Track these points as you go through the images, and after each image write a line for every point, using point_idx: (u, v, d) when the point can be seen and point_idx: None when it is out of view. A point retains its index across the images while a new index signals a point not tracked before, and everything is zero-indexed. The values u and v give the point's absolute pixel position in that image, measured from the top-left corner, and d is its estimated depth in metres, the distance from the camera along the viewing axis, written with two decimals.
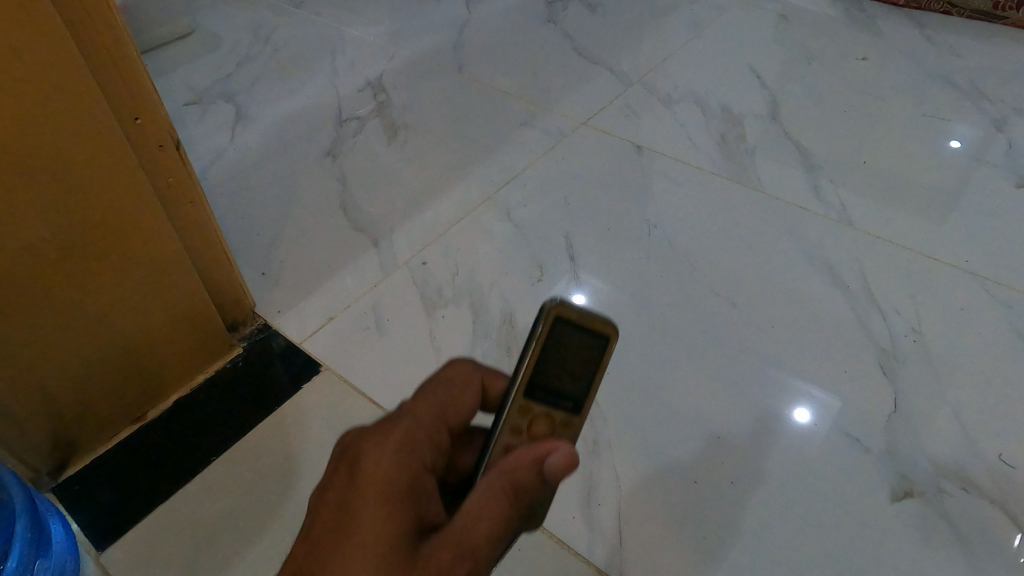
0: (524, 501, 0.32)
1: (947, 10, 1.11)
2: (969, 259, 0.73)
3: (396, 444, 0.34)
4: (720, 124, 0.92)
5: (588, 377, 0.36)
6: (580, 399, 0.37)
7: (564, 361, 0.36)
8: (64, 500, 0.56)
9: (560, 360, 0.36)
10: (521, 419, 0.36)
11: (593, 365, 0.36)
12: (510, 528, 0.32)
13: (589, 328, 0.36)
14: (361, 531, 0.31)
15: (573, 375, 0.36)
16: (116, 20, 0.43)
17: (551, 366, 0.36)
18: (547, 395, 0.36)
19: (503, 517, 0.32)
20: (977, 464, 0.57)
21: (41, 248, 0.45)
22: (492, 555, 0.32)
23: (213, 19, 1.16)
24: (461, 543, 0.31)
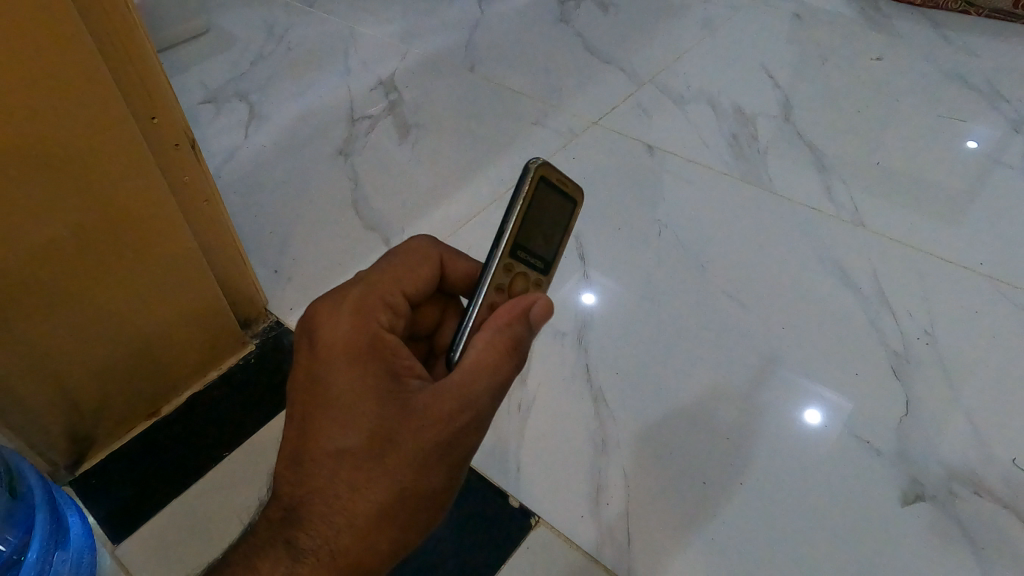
0: (517, 350, 0.39)
1: (965, 9, 1.10)
2: (984, 261, 0.72)
3: (371, 316, 0.40)
4: (732, 124, 0.91)
5: (556, 244, 0.46)
6: (549, 263, 0.46)
7: (535, 224, 0.43)
8: (81, 493, 0.57)
9: (533, 223, 0.43)
10: (502, 278, 0.42)
11: (561, 230, 0.46)
12: (508, 379, 0.39)
13: (565, 194, 0.45)
14: (370, 391, 0.37)
15: (546, 241, 0.45)
16: (134, 21, 0.44)
17: (528, 232, 0.43)
18: (526, 257, 0.43)
19: (501, 370, 0.38)
20: (989, 468, 0.57)
21: (61, 245, 0.46)
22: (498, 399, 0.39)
23: (227, 18, 1.17)
24: (467, 390, 0.37)
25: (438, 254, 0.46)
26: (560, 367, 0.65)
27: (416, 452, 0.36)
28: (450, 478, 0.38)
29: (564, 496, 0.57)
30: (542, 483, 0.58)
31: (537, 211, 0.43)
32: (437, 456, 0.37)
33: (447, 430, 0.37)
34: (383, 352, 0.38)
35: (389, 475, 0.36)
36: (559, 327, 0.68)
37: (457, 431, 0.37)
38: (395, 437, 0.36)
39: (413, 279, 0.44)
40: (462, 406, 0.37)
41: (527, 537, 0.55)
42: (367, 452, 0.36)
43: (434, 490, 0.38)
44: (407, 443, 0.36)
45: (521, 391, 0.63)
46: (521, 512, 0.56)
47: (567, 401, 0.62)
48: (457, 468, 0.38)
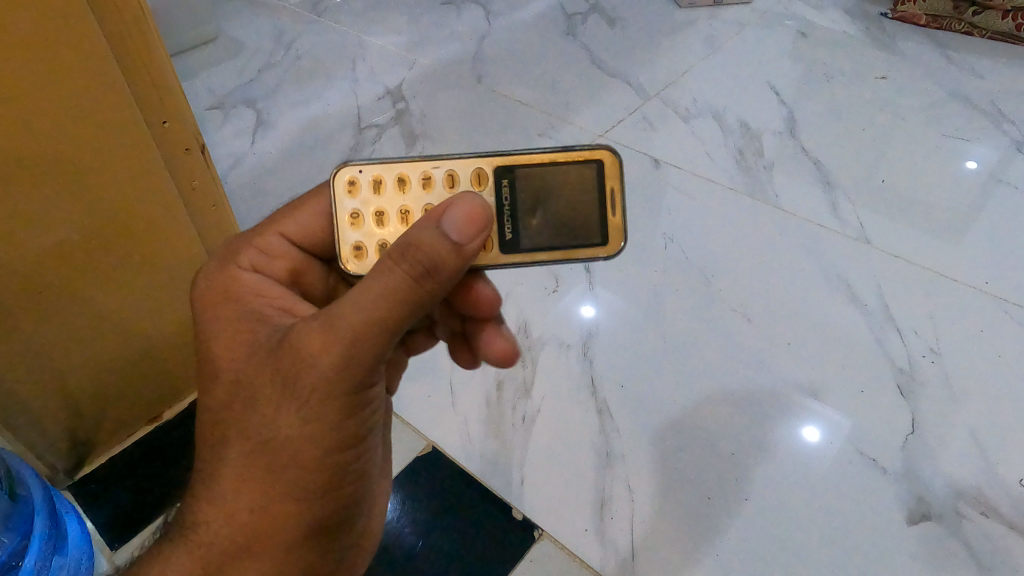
0: (415, 268, 0.33)
1: (970, 31, 1.11)
2: (989, 281, 0.73)
3: (239, 256, 0.42)
4: (738, 140, 0.92)
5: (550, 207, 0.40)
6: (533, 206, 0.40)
7: (558, 223, 0.40)
8: (80, 497, 0.57)
9: (579, 216, 0.40)
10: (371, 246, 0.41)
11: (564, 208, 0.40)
12: (394, 310, 0.33)
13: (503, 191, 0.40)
14: (229, 328, 0.38)
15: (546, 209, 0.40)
16: (148, 25, 0.44)
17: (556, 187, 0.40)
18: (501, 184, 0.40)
19: (381, 295, 0.33)
20: (997, 489, 0.57)
21: (68, 249, 0.46)
22: (377, 334, 0.33)
23: (236, 25, 1.18)
24: (332, 318, 0.33)
25: (333, 188, 0.45)
26: (565, 378, 0.65)
27: (268, 391, 0.35)
28: (324, 428, 0.35)
29: (568, 509, 0.56)
30: (545, 494, 0.57)
31: (580, 206, 0.40)
32: (289, 395, 0.34)
33: (302, 365, 0.33)
34: (253, 296, 0.40)
35: (247, 420, 0.35)
36: (564, 340, 0.68)
37: (311, 370, 0.33)
38: (244, 379, 0.36)
39: (304, 218, 0.44)
40: (322, 338, 0.33)
41: (529, 550, 0.55)
42: (222, 394, 0.36)
43: (301, 443, 0.35)
44: (260, 381, 0.35)
45: (526, 402, 0.63)
46: (524, 525, 0.56)
47: (571, 413, 0.62)
48: (328, 415, 0.34)
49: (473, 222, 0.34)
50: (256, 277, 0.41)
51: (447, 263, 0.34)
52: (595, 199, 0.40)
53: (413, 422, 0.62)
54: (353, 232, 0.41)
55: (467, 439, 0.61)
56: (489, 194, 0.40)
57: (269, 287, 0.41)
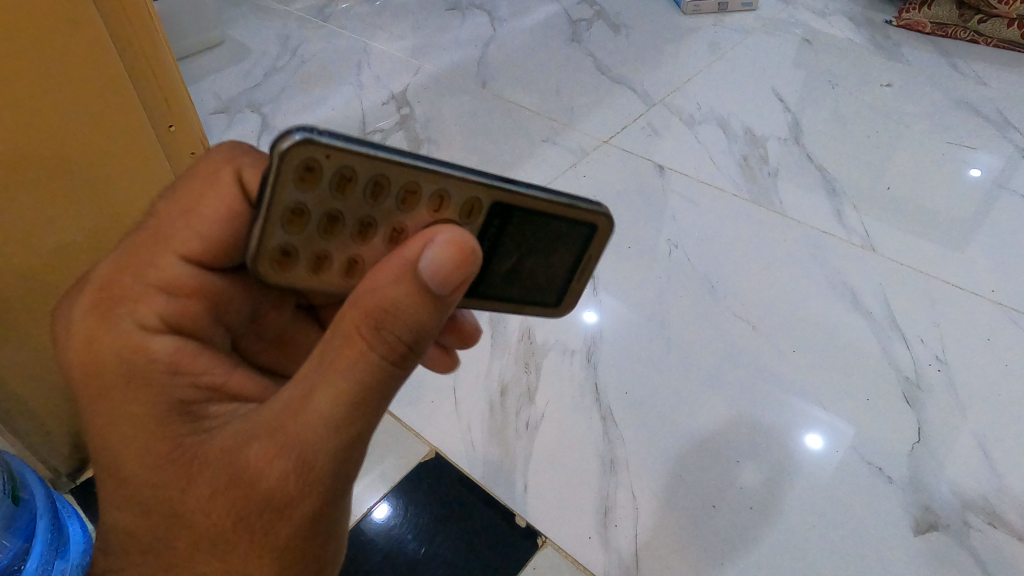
0: (394, 351, 0.31)
1: (975, 39, 1.11)
2: (995, 288, 0.72)
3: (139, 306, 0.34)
4: (743, 146, 0.92)
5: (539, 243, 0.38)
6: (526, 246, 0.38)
7: (531, 278, 0.39)
8: (82, 501, 0.57)
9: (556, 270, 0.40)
10: (304, 258, 0.32)
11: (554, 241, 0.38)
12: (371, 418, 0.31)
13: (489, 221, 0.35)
14: (150, 447, 0.31)
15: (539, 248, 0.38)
16: (156, 32, 0.44)
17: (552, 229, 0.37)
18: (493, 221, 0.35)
19: (351, 415, 0.30)
20: (1004, 499, 0.56)
21: (76, 253, 0.47)
22: (350, 459, 0.31)
23: (242, 30, 1.18)
24: (299, 435, 0.30)
25: (234, 172, 0.37)
26: (569, 385, 0.65)
27: (228, 532, 0.30)
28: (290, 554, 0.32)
29: (572, 516, 0.56)
30: (548, 501, 0.57)
31: (563, 260, 0.39)
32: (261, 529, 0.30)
33: (264, 493, 0.30)
34: (162, 372, 0.33)
35: (221, 572, 0.31)
36: (568, 346, 0.68)
37: (280, 505, 0.30)
38: (179, 513, 0.30)
39: (205, 230, 0.36)
40: (291, 461, 0.30)
41: (533, 558, 0.54)
42: (180, 539, 0.31)
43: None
44: (220, 520, 0.30)
45: (529, 408, 0.63)
46: (527, 532, 0.56)
47: (574, 419, 0.62)
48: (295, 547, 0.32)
49: (461, 270, 0.31)
50: (168, 339, 0.34)
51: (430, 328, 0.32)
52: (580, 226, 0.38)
53: (415, 427, 0.62)
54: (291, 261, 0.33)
55: (470, 446, 0.61)
56: (477, 229, 0.35)
57: (193, 357, 0.34)
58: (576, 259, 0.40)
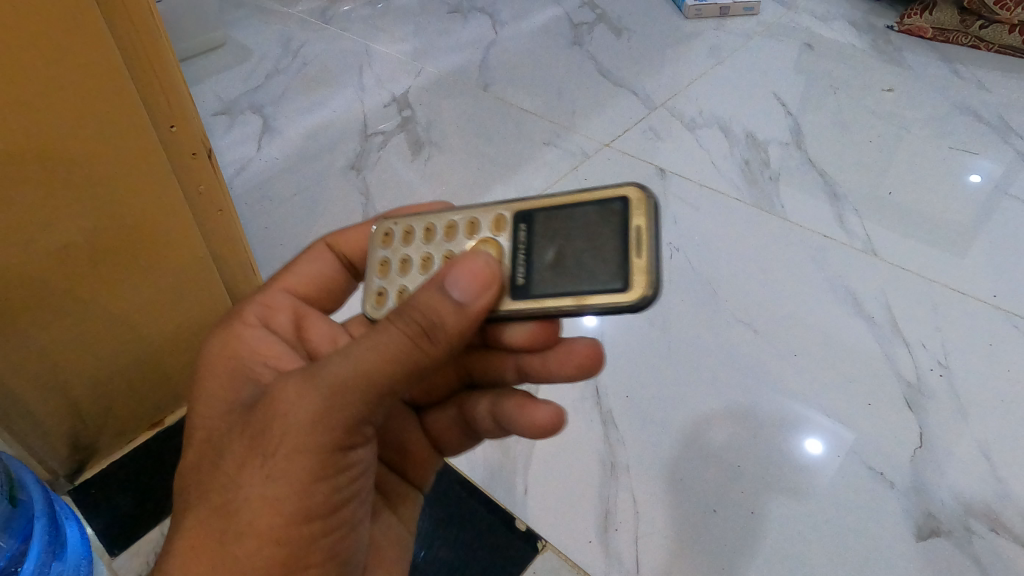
0: (411, 326, 0.33)
1: (976, 44, 1.11)
2: (997, 293, 0.72)
3: (245, 313, 0.45)
4: (744, 150, 0.92)
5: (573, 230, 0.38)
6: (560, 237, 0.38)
7: (581, 271, 0.37)
8: (81, 502, 0.57)
9: (608, 256, 0.36)
10: (391, 292, 0.42)
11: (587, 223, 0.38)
12: (378, 377, 0.33)
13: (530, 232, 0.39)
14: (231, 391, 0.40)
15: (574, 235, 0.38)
16: (156, 28, 0.44)
17: (579, 216, 0.38)
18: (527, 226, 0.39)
19: (359, 356, 0.33)
20: (1006, 505, 0.56)
21: (73, 251, 0.46)
22: (354, 394, 0.33)
23: (244, 31, 1.18)
24: (315, 367, 0.34)
25: (326, 242, 0.51)
26: (569, 388, 0.64)
27: (240, 446, 0.35)
28: (289, 490, 0.33)
29: (573, 520, 0.56)
30: (549, 505, 0.57)
31: (611, 249, 0.36)
32: (260, 450, 0.34)
33: (274, 413, 0.34)
34: (253, 353, 0.42)
35: (232, 490, 0.34)
36: None
37: (279, 428, 0.33)
38: (222, 436, 0.36)
39: (301, 270, 0.49)
40: (301, 383, 0.34)
41: (533, 562, 0.54)
42: (212, 464, 0.35)
43: (253, 506, 0.33)
44: (244, 439, 0.35)
45: None
46: (527, 536, 0.55)
47: (575, 423, 0.62)
48: (293, 477, 0.33)
49: (479, 282, 0.34)
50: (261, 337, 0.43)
51: (448, 319, 0.34)
52: (615, 207, 0.37)
53: None
54: (382, 249, 0.44)
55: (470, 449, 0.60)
56: (508, 237, 0.39)
57: (272, 348, 0.43)
58: (614, 230, 0.37)
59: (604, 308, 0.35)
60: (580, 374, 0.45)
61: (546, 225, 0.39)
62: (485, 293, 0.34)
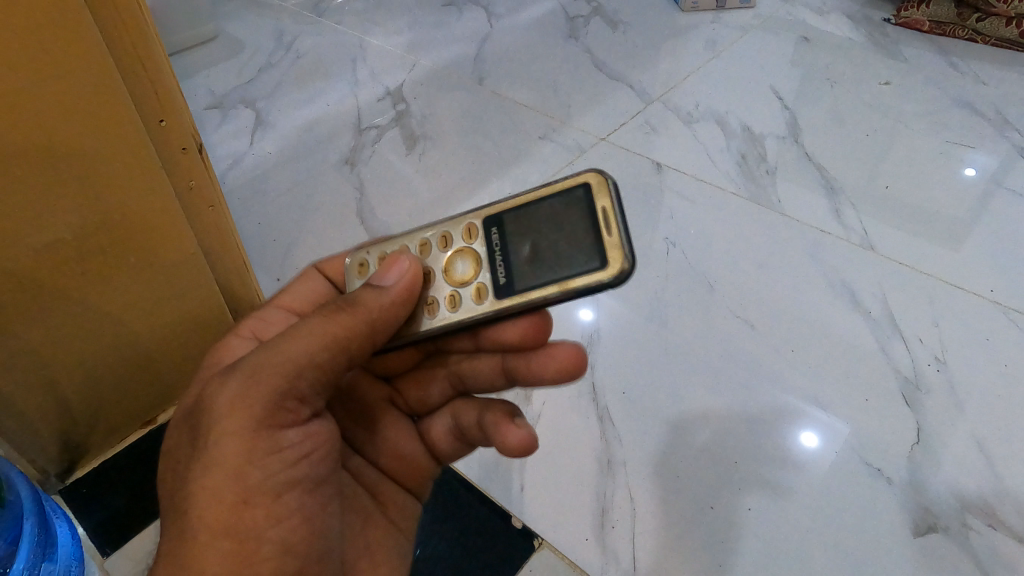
0: (329, 310, 0.38)
1: (973, 37, 1.11)
2: (994, 288, 0.72)
3: (241, 329, 0.47)
4: (741, 144, 0.91)
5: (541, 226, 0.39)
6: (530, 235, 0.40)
7: (556, 262, 0.38)
8: (72, 502, 0.56)
9: (578, 245, 0.37)
10: None
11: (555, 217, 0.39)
12: (298, 354, 0.36)
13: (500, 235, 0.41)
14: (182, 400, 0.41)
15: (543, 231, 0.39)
16: (144, 21, 0.43)
17: (545, 211, 0.40)
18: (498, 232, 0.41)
19: (285, 342, 0.37)
20: (1003, 500, 0.56)
21: (62, 249, 0.45)
22: (280, 375, 0.36)
23: (236, 24, 1.17)
24: (243, 359, 0.37)
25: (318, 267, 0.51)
26: (566, 385, 0.64)
27: (182, 447, 0.36)
28: (229, 472, 0.35)
29: (569, 517, 0.56)
30: (545, 502, 0.57)
31: (584, 236, 0.37)
32: (195, 440, 0.36)
33: (207, 405, 0.36)
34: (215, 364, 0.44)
35: (180, 486, 0.35)
36: None
37: (208, 414, 0.35)
38: (171, 442, 0.38)
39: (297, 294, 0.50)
40: (230, 374, 0.36)
41: (529, 559, 0.54)
42: (168, 466, 0.37)
43: (194, 498, 0.35)
44: (185, 437, 0.36)
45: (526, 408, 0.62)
46: (523, 533, 0.55)
47: (571, 419, 0.62)
48: (230, 460, 0.35)
49: (395, 272, 0.41)
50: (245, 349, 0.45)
51: (367, 299, 0.39)
52: (580, 200, 0.38)
53: None
54: (360, 278, 0.45)
55: None
56: (482, 243, 0.41)
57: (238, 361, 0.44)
58: (581, 220, 0.38)
59: (585, 287, 0.36)
60: (563, 378, 0.43)
61: (512, 225, 0.41)
62: (409, 281, 0.41)
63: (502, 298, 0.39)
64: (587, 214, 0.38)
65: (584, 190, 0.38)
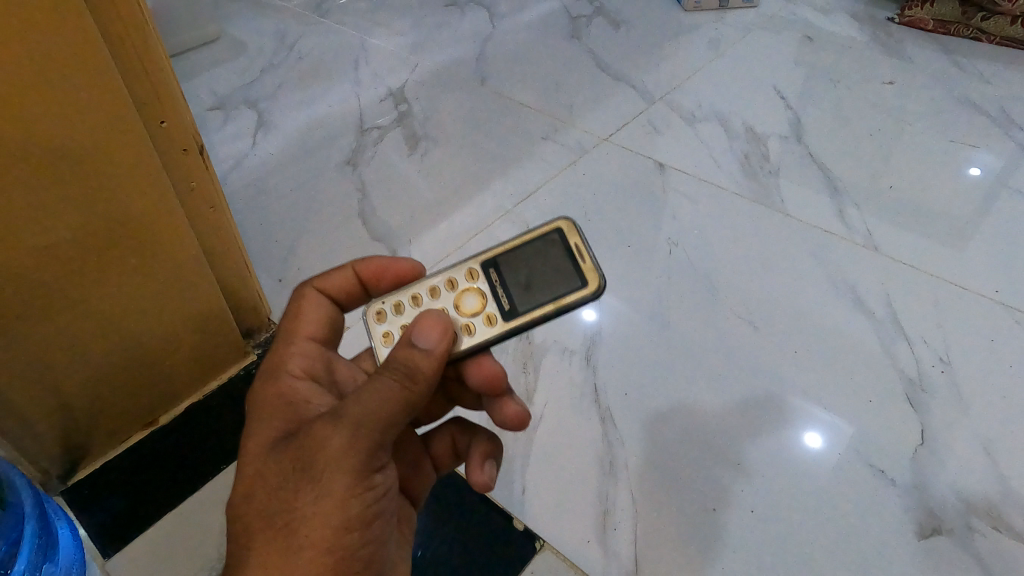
0: (404, 367, 0.35)
1: (978, 36, 1.10)
2: (999, 289, 0.71)
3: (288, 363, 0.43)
4: (744, 144, 0.91)
5: (528, 266, 0.43)
6: (519, 274, 0.43)
7: (545, 279, 0.42)
8: (73, 503, 0.56)
9: (558, 273, 0.42)
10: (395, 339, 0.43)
11: (539, 256, 0.43)
12: (394, 409, 0.35)
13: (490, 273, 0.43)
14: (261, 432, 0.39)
15: (532, 270, 0.43)
16: (145, 22, 0.43)
17: (529, 251, 0.43)
18: (491, 273, 0.43)
19: (380, 396, 0.34)
20: (1007, 502, 0.55)
21: (66, 250, 0.45)
22: (380, 429, 0.34)
23: (239, 25, 1.17)
24: (341, 411, 0.35)
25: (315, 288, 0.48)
26: (567, 385, 0.64)
27: (278, 495, 0.34)
28: (332, 521, 0.34)
29: (571, 520, 0.55)
30: (547, 504, 0.56)
31: (555, 254, 0.43)
32: (301, 482, 0.34)
33: (315, 456, 0.34)
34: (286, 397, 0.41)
35: (281, 537, 0.34)
36: (566, 346, 0.67)
37: (316, 468, 0.34)
38: (260, 485, 0.35)
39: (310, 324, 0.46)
40: (333, 427, 0.34)
41: (531, 561, 0.53)
42: (259, 510, 0.35)
43: (292, 553, 0.33)
44: (286, 487, 0.34)
45: (528, 409, 0.62)
46: (525, 535, 0.55)
47: (573, 421, 0.61)
48: (331, 509, 0.34)
49: (434, 332, 0.37)
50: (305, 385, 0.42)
51: (421, 362, 0.36)
52: (558, 241, 0.43)
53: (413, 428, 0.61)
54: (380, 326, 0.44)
55: None
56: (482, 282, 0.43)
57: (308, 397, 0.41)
58: (558, 254, 0.43)
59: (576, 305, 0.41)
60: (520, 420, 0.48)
61: (499, 263, 0.43)
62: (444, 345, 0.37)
63: (510, 321, 0.41)
64: (566, 252, 0.42)
65: (558, 232, 0.43)
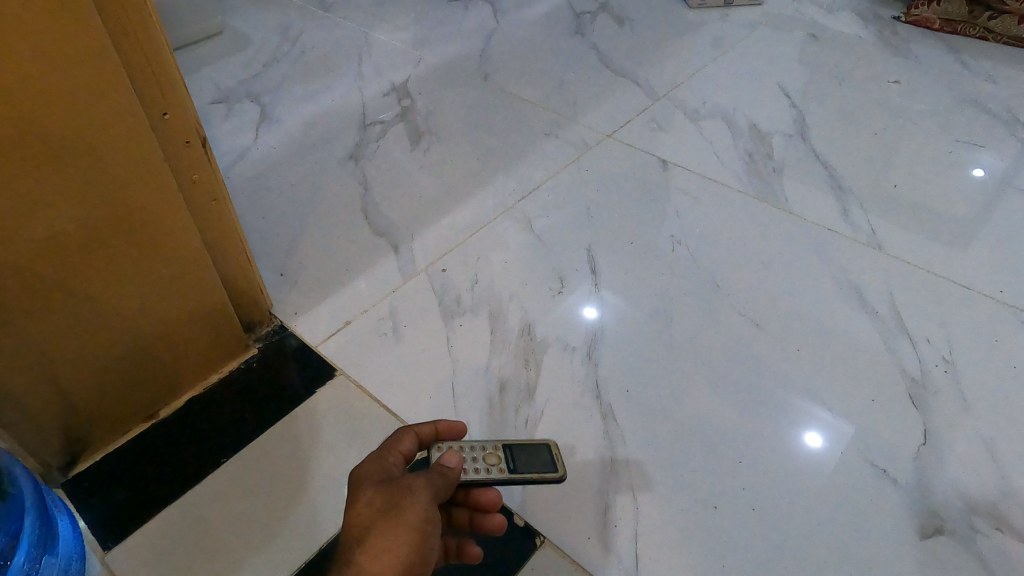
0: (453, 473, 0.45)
1: (984, 35, 1.09)
2: (1003, 289, 0.71)
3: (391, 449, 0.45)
4: (748, 142, 0.91)
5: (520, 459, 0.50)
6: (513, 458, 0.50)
7: (529, 466, 0.50)
8: (73, 495, 0.55)
9: (540, 465, 0.50)
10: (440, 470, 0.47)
11: (529, 454, 0.51)
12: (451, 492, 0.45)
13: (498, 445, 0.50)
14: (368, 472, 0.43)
15: (522, 461, 0.50)
16: (150, 15, 0.43)
17: (523, 451, 0.51)
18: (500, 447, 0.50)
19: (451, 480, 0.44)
20: (1010, 503, 0.55)
21: (69, 243, 0.45)
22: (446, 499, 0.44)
23: (242, 19, 1.17)
24: (437, 476, 0.44)
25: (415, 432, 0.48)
26: (569, 382, 0.64)
27: (399, 509, 0.40)
28: (427, 546, 0.40)
29: (571, 517, 0.55)
30: (547, 501, 0.56)
31: (543, 456, 0.51)
32: (414, 503, 0.41)
33: (427, 493, 0.42)
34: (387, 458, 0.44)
35: (400, 534, 0.39)
36: (568, 342, 0.67)
37: (426, 501, 0.41)
38: (386, 499, 0.40)
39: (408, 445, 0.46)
40: (434, 481, 0.43)
41: (532, 557, 0.53)
42: (384, 514, 0.39)
43: (398, 535, 0.39)
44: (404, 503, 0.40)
45: (529, 405, 0.62)
46: (526, 531, 0.54)
47: (574, 418, 0.61)
48: (430, 537, 0.40)
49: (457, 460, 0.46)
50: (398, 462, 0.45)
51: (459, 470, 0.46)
52: (547, 451, 0.51)
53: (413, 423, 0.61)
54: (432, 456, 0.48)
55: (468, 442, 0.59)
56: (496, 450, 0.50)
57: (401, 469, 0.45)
58: (546, 456, 0.51)
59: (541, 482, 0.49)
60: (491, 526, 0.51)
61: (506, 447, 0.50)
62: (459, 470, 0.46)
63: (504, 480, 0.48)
64: (550, 458, 0.51)
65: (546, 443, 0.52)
